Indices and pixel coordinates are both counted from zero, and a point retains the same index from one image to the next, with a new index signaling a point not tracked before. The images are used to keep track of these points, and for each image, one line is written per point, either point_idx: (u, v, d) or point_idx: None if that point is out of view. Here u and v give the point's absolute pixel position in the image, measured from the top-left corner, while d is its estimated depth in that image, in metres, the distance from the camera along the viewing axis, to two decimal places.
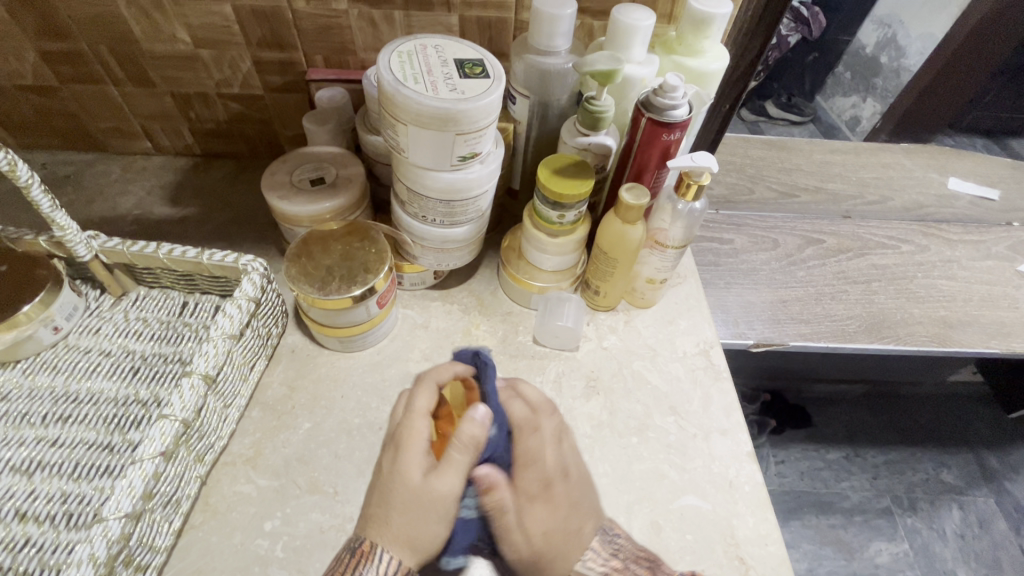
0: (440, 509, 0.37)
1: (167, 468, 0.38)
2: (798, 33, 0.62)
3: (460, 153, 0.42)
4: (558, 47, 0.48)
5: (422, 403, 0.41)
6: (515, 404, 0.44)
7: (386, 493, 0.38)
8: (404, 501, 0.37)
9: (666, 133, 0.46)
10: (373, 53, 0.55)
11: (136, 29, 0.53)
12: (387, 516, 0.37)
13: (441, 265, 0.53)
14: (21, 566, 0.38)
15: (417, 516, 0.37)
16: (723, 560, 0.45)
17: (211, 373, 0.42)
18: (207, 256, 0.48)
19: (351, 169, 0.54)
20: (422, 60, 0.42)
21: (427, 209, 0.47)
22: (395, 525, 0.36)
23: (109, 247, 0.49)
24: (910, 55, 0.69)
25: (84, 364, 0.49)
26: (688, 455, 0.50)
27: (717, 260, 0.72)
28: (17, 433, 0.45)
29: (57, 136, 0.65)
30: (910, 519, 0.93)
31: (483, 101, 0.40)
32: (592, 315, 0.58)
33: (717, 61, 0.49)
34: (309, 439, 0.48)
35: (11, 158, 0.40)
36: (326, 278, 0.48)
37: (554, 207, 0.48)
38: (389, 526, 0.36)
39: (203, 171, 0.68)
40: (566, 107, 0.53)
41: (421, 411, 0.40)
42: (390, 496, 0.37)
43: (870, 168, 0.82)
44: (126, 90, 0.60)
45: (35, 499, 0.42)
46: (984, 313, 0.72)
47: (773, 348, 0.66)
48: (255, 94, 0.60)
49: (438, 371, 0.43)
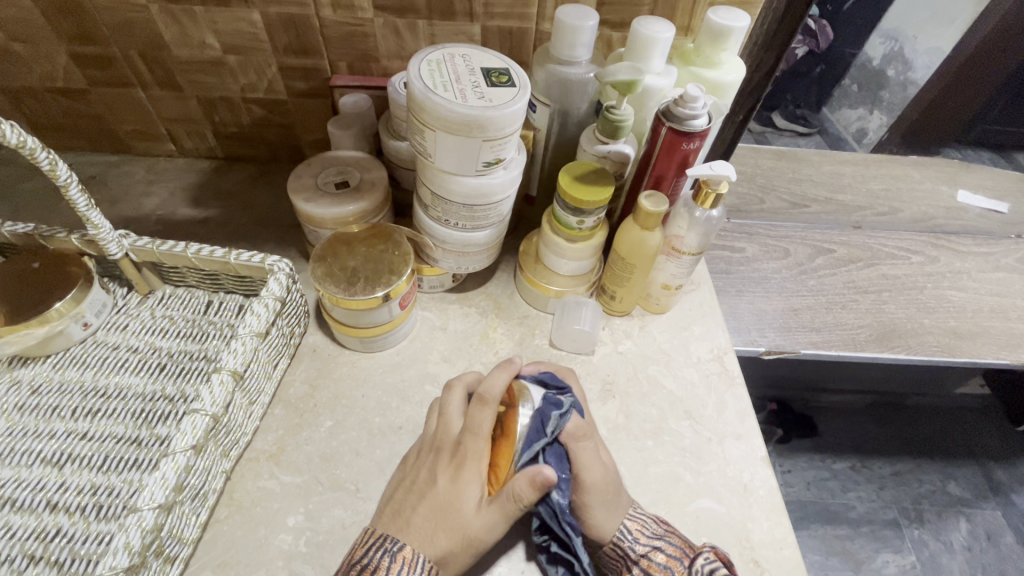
0: (481, 542, 0.39)
1: (197, 461, 0.39)
2: (804, 45, 0.63)
3: (486, 158, 0.43)
4: (579, 58, 0.49)
5: (485, 425, 0.41)
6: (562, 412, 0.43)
7: (438, 510, 0.39)
8: (453, 525, 0.39)
9: (687, 142, 0.47)
10: (396, 61, 0.56)
11: (167, 35, 0.55)
12: (431, 533, 0.39)
13: (460, 268, 0.54)
14: (52, 556, 0.39)
15: (460, 539, 0.39)
16: (738, 562, 0.45)
17: (239, 369, 0.42)
18: (234, 256, 0.49)
19: (374, 173, 0.55)
20: (450, 68, 0.43)
21: (450, 213, 0.48)
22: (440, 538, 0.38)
23: (139, 246, 0.50)
24: (917, 69, 0.70)
25: (112, 360, 0.50)
26: (703, 459, 0.51)
27: (728, 268, 0.73)
28: (48, 425, 0.46)
29: (84, 138, 0.67)
30: (917, 530, 0.93)
31: (510, 109, 0.41)
32: (608, 320, 0.59)
33: (734, 72, 0.50)
34: (330, 437, 0.49)
35: (51, 158, 0.41)
36: (352, 278, 0.49)
37: (574, 213, 0.49)
38: (436, 543, 0.38)
39: (225, 174, 0.69)
40: (585, 115, 0.54)
41: (483, 435, 0.41)
42: (441, 516, 0.39)
43: (879, 180, 0.83)
44: (153, 93, 0.61)
45: (66, 491, 0.43)
46: (993, 324, 0.73)
47: (784, 356, 0.67)
48: (279, 99, 0.61)
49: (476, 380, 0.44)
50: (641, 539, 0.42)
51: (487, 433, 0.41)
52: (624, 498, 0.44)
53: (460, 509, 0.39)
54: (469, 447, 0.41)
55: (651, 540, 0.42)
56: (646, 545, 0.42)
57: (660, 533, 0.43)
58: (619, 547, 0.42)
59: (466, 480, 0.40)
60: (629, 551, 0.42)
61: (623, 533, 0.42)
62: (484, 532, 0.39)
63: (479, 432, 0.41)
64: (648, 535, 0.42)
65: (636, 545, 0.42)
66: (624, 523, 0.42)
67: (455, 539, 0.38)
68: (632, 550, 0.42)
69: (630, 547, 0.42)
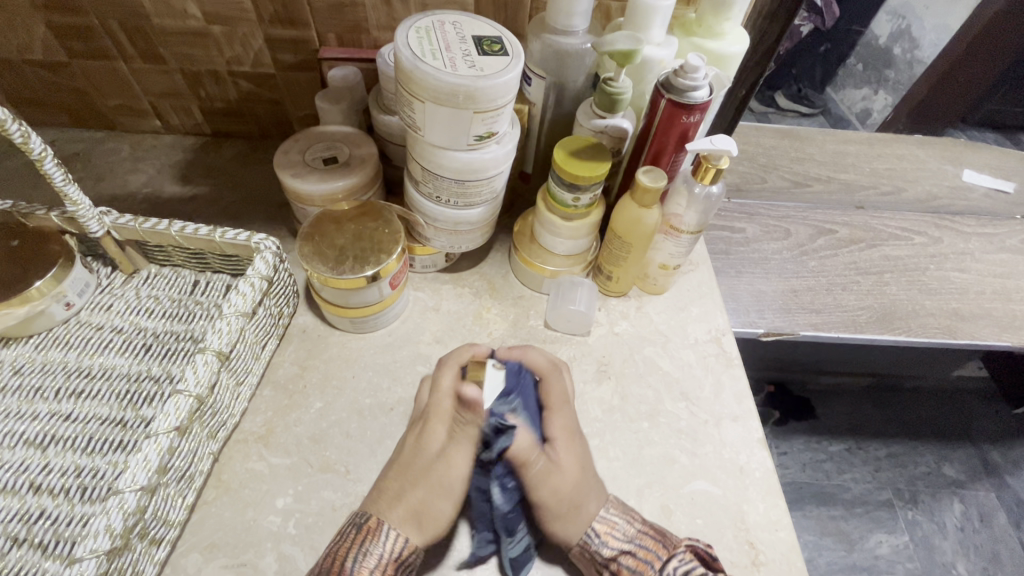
0: (446, 481, 0.41)
1: (182, 443, 0.39)
2: (810, 22, 0.61)
3: (477, 131, 0.42)
4: (576, 27, 0.47)
5: (446, 382, 0.44)
6: (536, 354, 0.47)
7: (405, 467, 0.42)
8: (420, 474, 0.42)
9: (686, 115, 0.45)
10: (387, 31, 0.54)
11: (147, 5, 0.52)
12: (403, 490, 0.41)
13: (454, 248, 0.53)
14: (36, 538, 0.39)
15: (427, 489, 0.41)
16: (733, 544, 0.45)
17: (224, 349, 0.41)
18: (219, 235, 0.48)
19: (364, 149, 0.53)
20: (440, 36, 0.41)
21: (441, 189, 0.46)
22: (402, 507, 0.40)
23: (121, 223, 0.49)
24: (924, 47, 0.68)
25: (96, 341, 0.49)
26: (699, 441, 0.50)
27: (728, 249, 0.72)
28: (30, 406, 0.45)
29: (66, 113, 0.65)
30: (911, 511, 0.94)
31: (502, 79, 0.39)
32: (604, 300, 0.58)
33: (738, 43, 0.48)
34: (320, 418, 0.48)
35: (23, 130, 0.39)
36: (340, 257, 0.47)
37: (569, 190, 0.47)
38: (405, 499, 0.41)
39: (212, 151, 0.67)
40: (582, 89, 0.52)
41: (447, 391, 0.44)
42: (405, 468, 0.42)
43: (884, 159, 0.81)
44: (135, 66, 0.59)
45: (49, 473, 0.42)
46: (995, 306, 0.72)
47: (783, 338, 0.66)
48: (266, 73, 0.59)
49: (460, 352, 0.46)
50: (609, 543, 0.41)
51: (447, 387, 0.44)
52: (588, 507, 0.42)
53: (424, 456, 0.42)
54: (431, 406, 0.44)
55: (621, 542, 0.41)
56: (615, 548, 0.41)
57: (631, 535, 0.41)
58: (587, 551, 0.41)
59: (427, 433, 0.43)
60: (596, 555, 0.41)
61: (590, 537, 0.41)
62: (448, 470, 0.42)
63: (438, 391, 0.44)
64: (618, 537, 0.41)
65: (603, 548, 0.41)
66: (592, 526, 0.41)
67: (424, 486, 0.41)
68: (598, 554, 0.41)
69: (597, 551, 0.41)
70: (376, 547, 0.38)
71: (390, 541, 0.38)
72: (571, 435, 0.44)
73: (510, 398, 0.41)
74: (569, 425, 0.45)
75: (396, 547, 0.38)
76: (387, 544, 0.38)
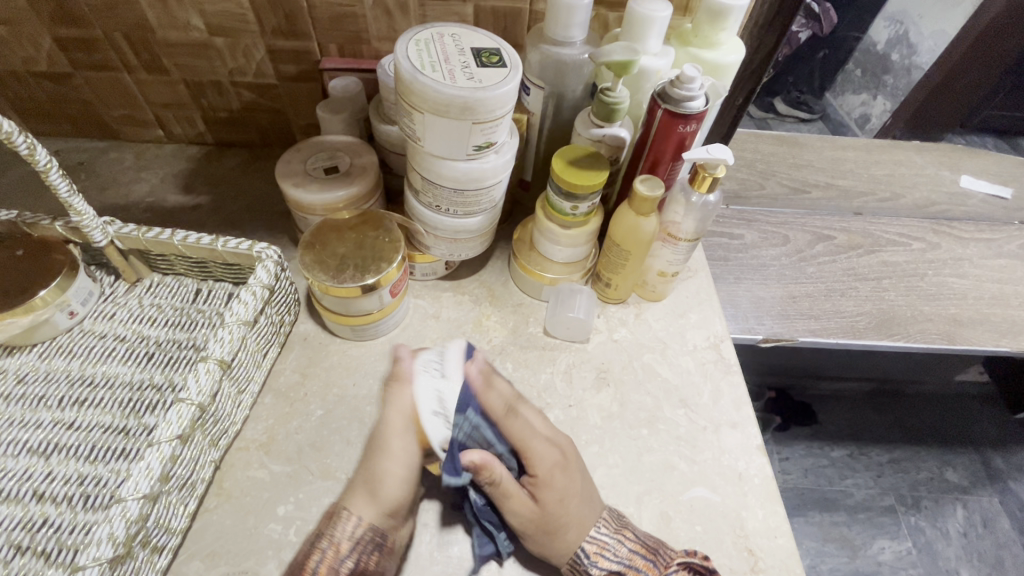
0: (389, 449, 0.43)
1: (184, 451, 0.39)
2: (809, 29, 0.63)
3: (476, 141, 0.42)
4: (574, 38, 0.48)
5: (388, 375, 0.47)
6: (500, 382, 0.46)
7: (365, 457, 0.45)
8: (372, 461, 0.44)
9: (682, 125, 0.46)
10: (387, 42, 0.55)
11: (151, 17, 0.53)
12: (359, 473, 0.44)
13: (454, 256, 0.53)
14: (39, 546, 0.39)
15: (372, 464, 0.44)
16: (732, 551, 0.45)
17: (226, 358, 0.42)
18: (221, 244, 0.48)
19: (365, 158, 0.54)
20: (439, 48, 0.42)
21: (441, 198, 0.47)
22: (360, 487, 0.43)
23: (125, 233, 0.49)
24: (921, 53, 0.69)
25: (100, 349, 0.50)
26: (698, 447, 0.50)
27: (726, 256, 0.72)
28: (34, 414, 0.46)
29: (70, 123, 0.66)
30: (914, 517, 0.93)
31: (500, 90, 0.40)
32: (603, 307, 0.59)
33: (734, 53, 0.49)
34: (321, 425, 0.48)
35: (30, 143, 0.40)
36: (341, 266, 0.48)
37: (568, 199, 0.48)
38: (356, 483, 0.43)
39: (215, 160, 0.68)
40: (580, 98, 0.53)
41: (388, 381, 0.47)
42: (365, 459, 0.45)
43: (881, 165, 0.81)
44: (139, 77, 0.60)
45: (52, 481, 0.42)
46: (995, 311, 0.72)
47: (782, 343, 0.67)
48: (268, 83, 0.60)
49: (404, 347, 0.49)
50: (599, 563, 0.41)
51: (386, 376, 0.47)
52: (566, 534, 0.41)
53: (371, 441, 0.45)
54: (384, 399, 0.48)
55: (611, 562, 0.42)
56: (606, 568, 0.41)
57: (622, 555, 0.42)
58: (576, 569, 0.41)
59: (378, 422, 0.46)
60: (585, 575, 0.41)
61: (580, 558, 0.41)
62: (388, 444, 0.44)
63: (404, 377, 0.45)
64: (609, 558, 0.42)
65: (594, 568, 0.41)
66: (581, 548, 0.41)
67: (369, 466, 0.43)
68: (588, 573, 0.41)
69: (587, 570, 0.41)
70: (338, 527, 0.40)
71: (345, 519, 0.40)
72: (547, 465, 0.43)
73: (466, 414, 0.43)
74: (542, 455, 0.44)
75: (353, 528, 0.40)
76: (346, 527, 0.40)
